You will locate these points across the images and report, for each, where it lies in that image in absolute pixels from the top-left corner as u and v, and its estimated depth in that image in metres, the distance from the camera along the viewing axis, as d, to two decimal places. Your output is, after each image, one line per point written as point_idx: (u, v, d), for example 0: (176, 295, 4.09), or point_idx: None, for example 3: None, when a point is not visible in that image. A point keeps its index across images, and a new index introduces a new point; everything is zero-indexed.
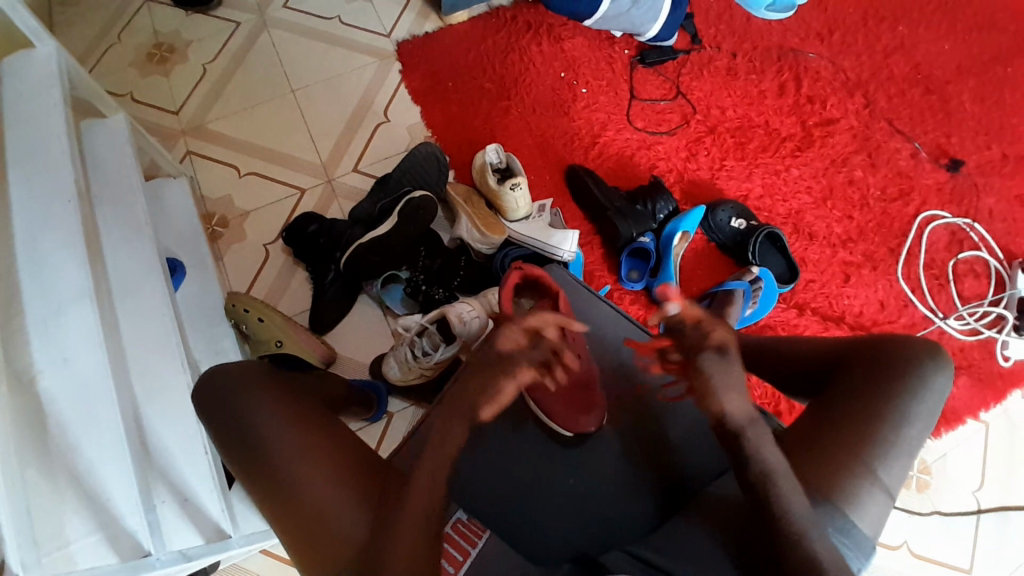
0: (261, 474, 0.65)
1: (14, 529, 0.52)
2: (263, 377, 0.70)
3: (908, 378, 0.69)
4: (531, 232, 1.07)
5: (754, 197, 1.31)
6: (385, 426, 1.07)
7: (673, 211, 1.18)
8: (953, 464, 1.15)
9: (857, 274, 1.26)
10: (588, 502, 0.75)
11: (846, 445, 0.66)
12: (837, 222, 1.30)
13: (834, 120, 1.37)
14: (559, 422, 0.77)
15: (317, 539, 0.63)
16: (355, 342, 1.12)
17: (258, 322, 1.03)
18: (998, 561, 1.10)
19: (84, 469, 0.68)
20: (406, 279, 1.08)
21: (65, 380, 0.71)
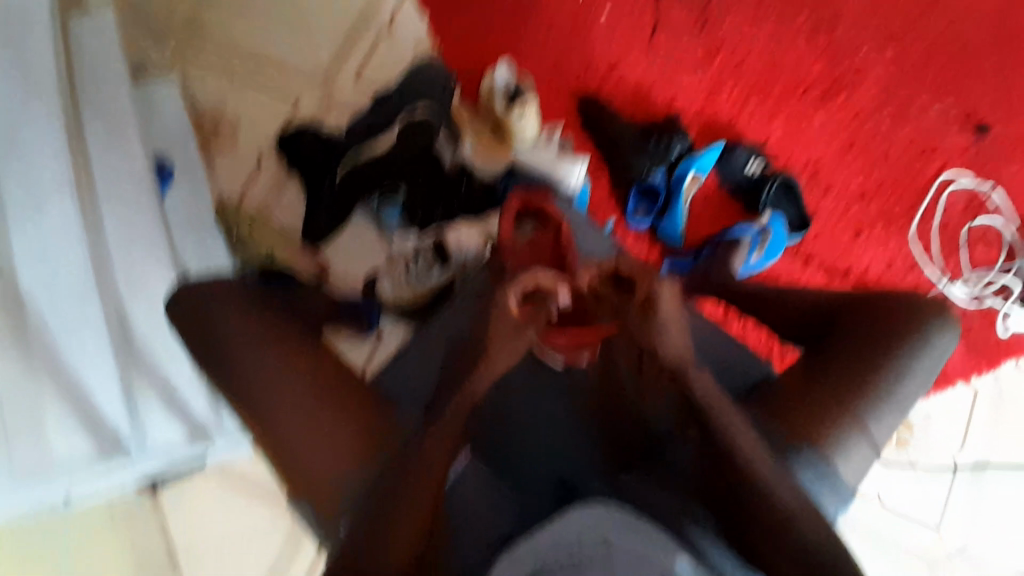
0: (245, 395, 0.68)
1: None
2: (249, 308, 0.73)
3: (909, 334, 0.68)
4: (536, 160, 1.02)
5: (774, 141, 1.25)
6: (373, 348, 1.07)
7: (689, 149, 1.12)
8: (936, 427, 1.16)
9: (868, 231, 1.22)
10: (573, 436, 0.75)
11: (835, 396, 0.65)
12: (855, 174, 1.24)
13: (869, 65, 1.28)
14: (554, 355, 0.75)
15: (296, 470, 0.65)
16: (349, 261, 1.10)
17: (249, 231, 1.06)
18: (966, 519, 1.13)
19: None
20: (403, 199, 1.03)
21: None
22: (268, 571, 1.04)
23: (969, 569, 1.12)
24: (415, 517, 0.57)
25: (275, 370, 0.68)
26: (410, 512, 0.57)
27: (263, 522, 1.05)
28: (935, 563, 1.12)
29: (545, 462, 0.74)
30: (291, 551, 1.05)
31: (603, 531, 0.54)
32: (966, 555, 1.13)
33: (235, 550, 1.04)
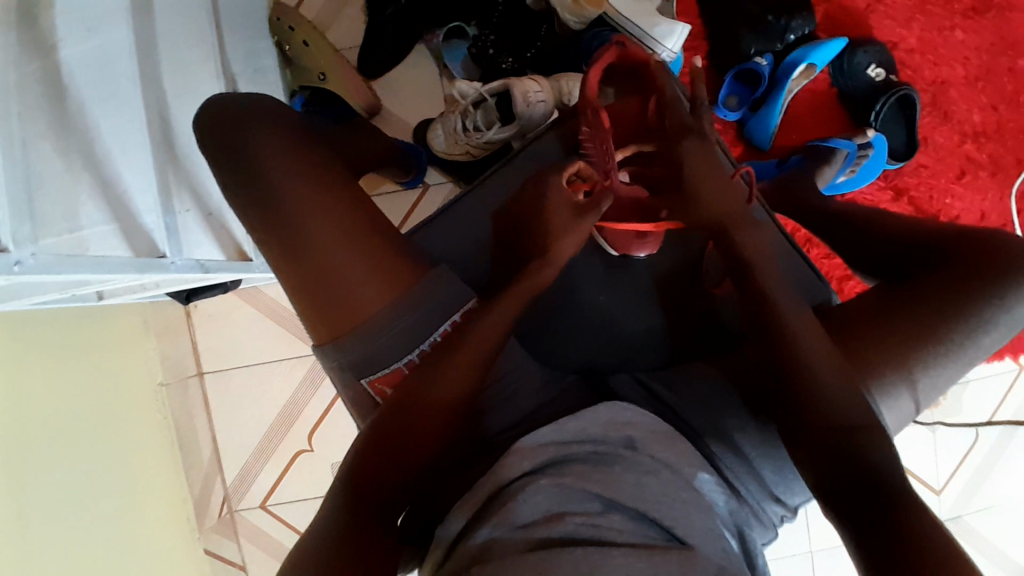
0: (263, 217, 0.62)
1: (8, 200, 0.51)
2: (272, 120, 0.64)
3: (1012, 281, 0.60)
4: (633, 15, 0.87)
5: (901, 49, 1.07)
6: (420, 195, 1.01)
7: (807, 36, 0.96)
8: (969, 394, 1.11)
9: (973, 175, 1.08)
10: (612, 326, 0.71)
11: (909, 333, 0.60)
12: (978, 108, 1.08)
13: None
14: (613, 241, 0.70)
15: (323, 303, 0.61)
16: (400, 99, 1.01)
17: (302, 46, 0.94)
18: (971, 492, 1.11)
19: (101, 152, 0.64)
20: (472, 37, 0.92)
21: (83, 47, 0.63)
22: (288, 395, 1.07)
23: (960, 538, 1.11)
24: (465, 366, 0.58)
25: (298, 198, 0.61)
26: (462, 359, 0.57)
27: (287, 349, 1.07)
28: None
29: (578, 344, 0.71)
30: (310, 382, 1.07)
31: (629, 434, 0.55)
32: (962, 523, 1.11)
33: (259, 369, 1.08)
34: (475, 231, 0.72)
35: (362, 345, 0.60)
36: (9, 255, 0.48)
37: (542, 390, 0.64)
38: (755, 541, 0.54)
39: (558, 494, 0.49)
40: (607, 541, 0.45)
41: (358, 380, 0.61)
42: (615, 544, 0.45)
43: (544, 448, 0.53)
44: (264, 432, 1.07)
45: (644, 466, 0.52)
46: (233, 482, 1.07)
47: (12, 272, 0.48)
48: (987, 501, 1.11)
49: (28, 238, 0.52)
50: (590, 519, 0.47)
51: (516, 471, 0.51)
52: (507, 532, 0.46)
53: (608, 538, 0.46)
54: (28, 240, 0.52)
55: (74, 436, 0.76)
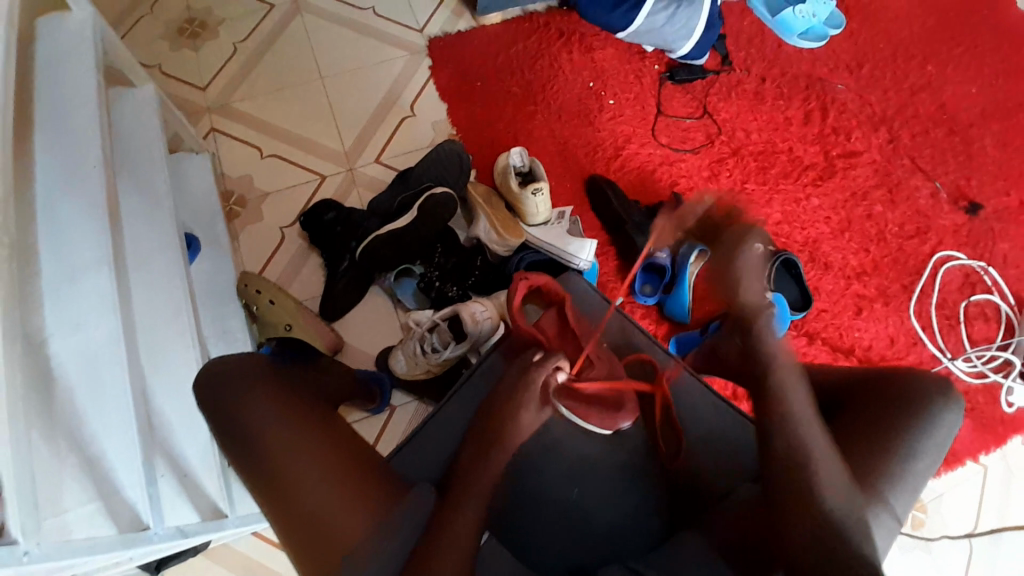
0: (255, 466, 0.66)
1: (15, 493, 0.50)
2: (257, 375, 0.73)
3: (918, 409, 0.69)
4: (548, 238, 1.07)
5: (772, 222, 1.30)
6: (387, 418, 1.07)
7: (691, 229, 1.18)
8: (949, 506, 1.14)
9: (869, 308, 1.25)
10: (591, 517, 0.73)
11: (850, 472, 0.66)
12: (853, 253, 1.29)
13: (858, 153, 1.36)
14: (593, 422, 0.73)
15: (311, 537, 0.62)
16: (363, 334, 1.12)
17: (268, 305, 1.04)
18: None
19: (86, 436, 0.69)
20: (419, 274, 1.08)
21: (76, 345, 0.71)
22: None
23: None
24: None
25: (289, 441, 0.67)
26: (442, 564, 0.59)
27: None
28: None
29: (559, 540, 0.73)
30: None
31: None
32: None
33: None
34: (444, 448, 0.76)
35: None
36: (19, 545, 0.48)
37: None
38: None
39: None
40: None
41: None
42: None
43: None
44: None
45: None
46: None
47: (21, 564, 0.48)
48: None
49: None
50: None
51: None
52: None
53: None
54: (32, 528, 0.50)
55: None
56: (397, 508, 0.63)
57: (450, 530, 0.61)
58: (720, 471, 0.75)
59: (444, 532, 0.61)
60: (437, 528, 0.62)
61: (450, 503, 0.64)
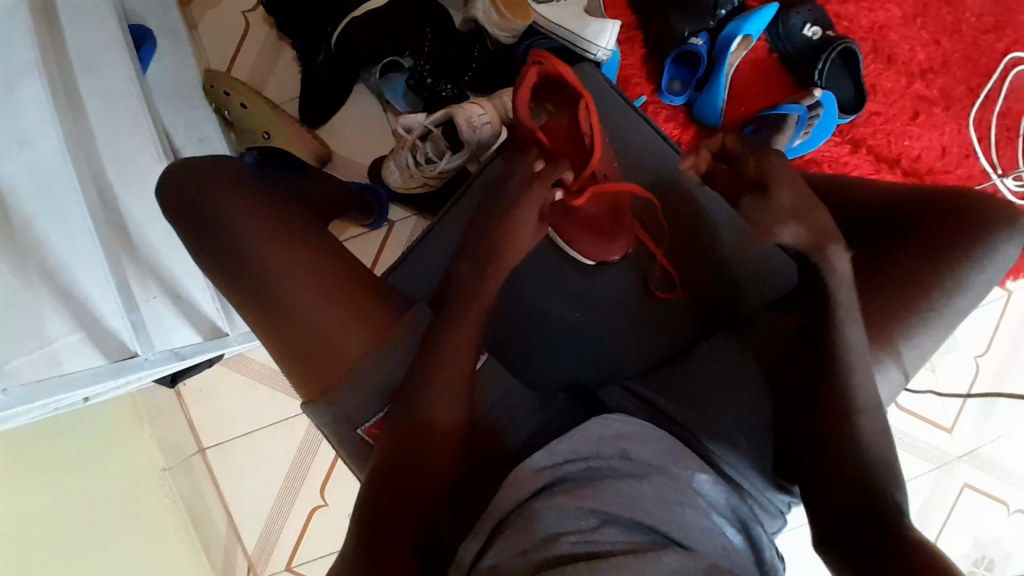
0: (235, 277, 0.60)
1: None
2: (230, 181, 0.63)
3: (975, 243, 0.60)
4: (560, 19, 0.87)
5: (834, 1, 1.08)
6: (387, 233, 1.01)
7: (737, 8, 0.96)
8: (963, 329, 1.11)
9: (926, 113, 1.08)
10: (593, 337, 0.70)
11: (878, 308, 0.60)
12: (922, 45, 1.08)
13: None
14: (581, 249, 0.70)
15: (309, 354, 0.59)
16: (352, 142, 1.00)
17: (240, 109, 0.92)
18: (984, 429, 1.11)
19: (56, 264, 0.63)
20: (409, 68, 0.91)
21: (24, 165, 0.64)
22: (298, 444, 1.06)
23: (980, 470, 1.10)
24: (447, 406, 0.56)
25: (271, 251, 0.60)
26: (448, 379, 0.56)
27: (286, 408, 1.06)
28: (947, 463, 1.10)
29: (562, 356, 0.70)
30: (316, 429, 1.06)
31: (624, 445, 0.53)
32: (979, 456, 1.10)
33: (260, 434, 1.06)
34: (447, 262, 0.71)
35: (350, 389, 0.58)
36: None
37: (540, 408, 0.63)
38: (763, 534, 0.52)
39: (556, 511, 0.47)
40: (603, 553, 0.44)
41: (353, 429, 0.59)
42: (614, 555, 0.44)
43: (541, 472, 0.50)
44: (277, 494, 1.05)
45: (639, 475, 0.50)
46: (255, 548, 1.05)
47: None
48: (1001, 435, 1.11)
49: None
50: (585, 533, 0.45)
51: (522, 496, 0.49)
52: (512, 561, 0.44)
53: (604, 548, 0.44)
54: None
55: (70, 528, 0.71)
56: (391, 323, 0.60)
57: (451, 348, 0.58)
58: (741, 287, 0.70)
59: (443, 347, 0.57)
60: (434, 339, 0.58)
61: (448, 322, 0.59)
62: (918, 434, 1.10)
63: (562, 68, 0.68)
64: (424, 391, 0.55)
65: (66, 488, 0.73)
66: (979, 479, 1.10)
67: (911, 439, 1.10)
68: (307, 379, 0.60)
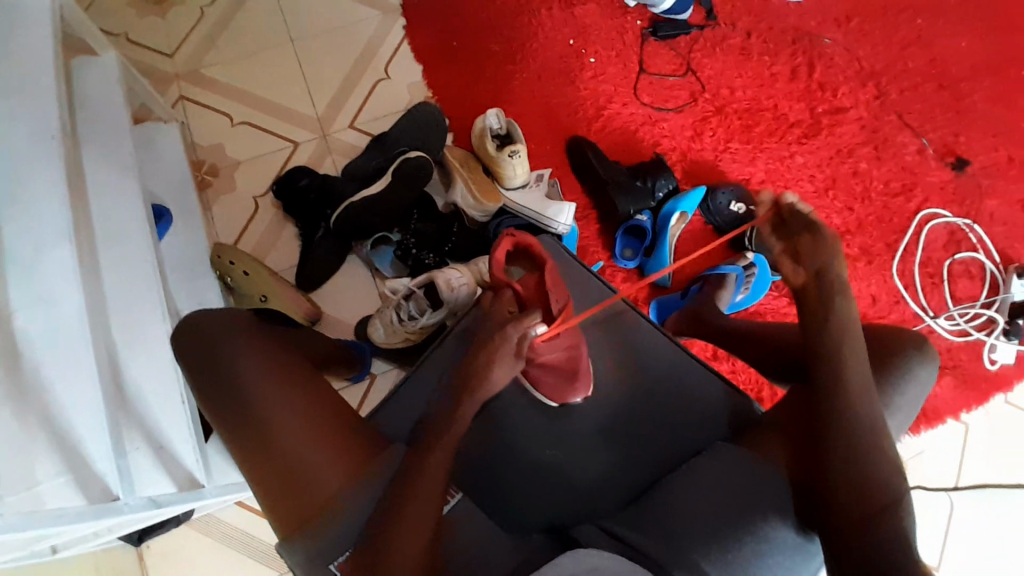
0: (234, 415, 0.66)
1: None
2: (242, 330, 0.71)
3: (891, 371, 0.69)
4: (526, 202, 1.05)
5: (756, 182, 1.28)
6: (367, 388, 1.07)
7: (673, 190, 1.15)
8: (929, 462, 1.17)
9: (852, 267, 1.25)
10: (565, 475, 0.74)
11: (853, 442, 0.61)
12: (837, 212, 1.28)
13: (844, 110, 1.34)
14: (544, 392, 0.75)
15: (291, 492, 0.62)
16: (340, 303, 1.10)
17: (242, 275, 1.02)
18: (966, 562, 1.13)
19: (55, 409, 0.65)
20: (396, 241, 1.05)
21: (42, 318, 0.68)
22: None
23: None
24: (413, 552, 0.57)
25: (270, 397, 0.66)
26: (411, 524, 0.57)
27: (257, 570, 1.02)
28: None
29: (540, 498, 0.73)
30: None
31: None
32: None
33: None
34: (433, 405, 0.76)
35: (329, 525, 0.61)
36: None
37: (520, 550, 0.64)
38: None
39: None
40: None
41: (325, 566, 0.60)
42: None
43: None
44: None
45: None
46: None
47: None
48: (983, 566, 1.14)
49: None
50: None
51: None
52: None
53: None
54: None
55: None
56: (372, 463, 0.64)
57: (420, 483, 0.60)
58: (697, 430, 0.76)
59: (410, 492, 0.59)
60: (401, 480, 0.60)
61: (415, 459, 0.61)
62: None
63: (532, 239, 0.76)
64: (389, 527, 0.58)
65: None
66: None
67: None
68: (287, 519, 0.62)
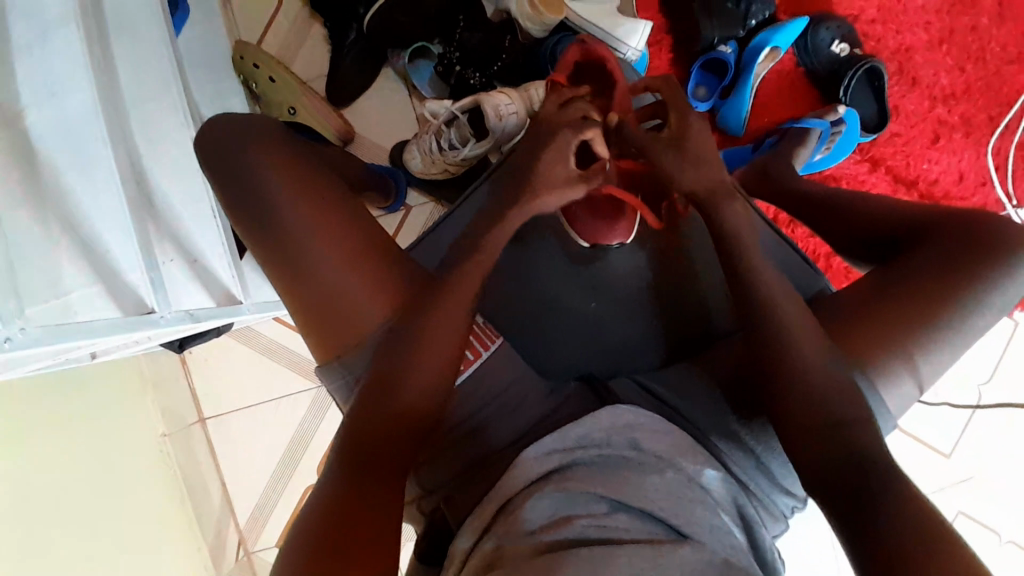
0: (259, 228, 0.61)
1: None
2: (258, 136, 0.63)
3: (992, 265, 0.60)
4: (592, 15, 0.89)
5: (864, 20, 1.08)
6: (403, 218, 1.02)
7: (768, 19, 0.97)
8: (969, 357, 1.10)
9: (946, 138, 1.07)
10: (605, 329, 0.70)
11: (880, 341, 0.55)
12: (946, 71, 1.08)
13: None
14: (579, 231, 0.71)
15: (326, 316, 0.60)
16: (375, 124, 1.01)
17: (268, 82, 0.92)
18: (980, 457, 1.10)
19: (79, 215, 0.61)
20: (437, 55, 0.93)
21: (53, 115, 0.62)
22: (297, 423, 1.06)
23: (976, 498, 1.10)
24: (427, 385, 0.56)
25: (301, 216, 0.60)
26: (430, 359, 0.56)
27: (288, 385, 1.06)
28: (943, 490, 1.10)
29: (574, 348, 0.70)
30: (317, 407, 1.06)
31: (634, 435, 0.50)
32: (975, 485, 1.10)
33: (261, 409, 1.06)
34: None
35: (365, 354, 0.59)
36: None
37: (550, 395, 0.62)
38: (765, 535, 0.49)
39: (565, 499, 0.44)
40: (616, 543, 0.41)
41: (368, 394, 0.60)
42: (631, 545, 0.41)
43: (551, 456, 0.49)
44: (271, 472, 1.05)
45: (654, 468, 0.47)
46: (246, 523, 1.03)
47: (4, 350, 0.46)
48: (997, 463, 1.10)
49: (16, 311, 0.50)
50: (597, 518, 0.43)
51: (530, 474, 0.47)
52: (516, 540, 0.42)
53: (619, 538, 0.41)
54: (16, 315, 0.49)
55: (70, 487, 0.71)
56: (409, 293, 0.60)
57: (438, 327, 0.57)
58: None
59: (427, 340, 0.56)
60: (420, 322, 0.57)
61: (433, 309, 0.57)
62: (914, 453, 1.10)
63: (604, 53, 0.72)
64: (406, 360, 0.55)
65: (59, 449, 0.71)
66: (974, 508, 1.10)
67: (908, 460, 1.09)
68: (326, 342, 0.60)
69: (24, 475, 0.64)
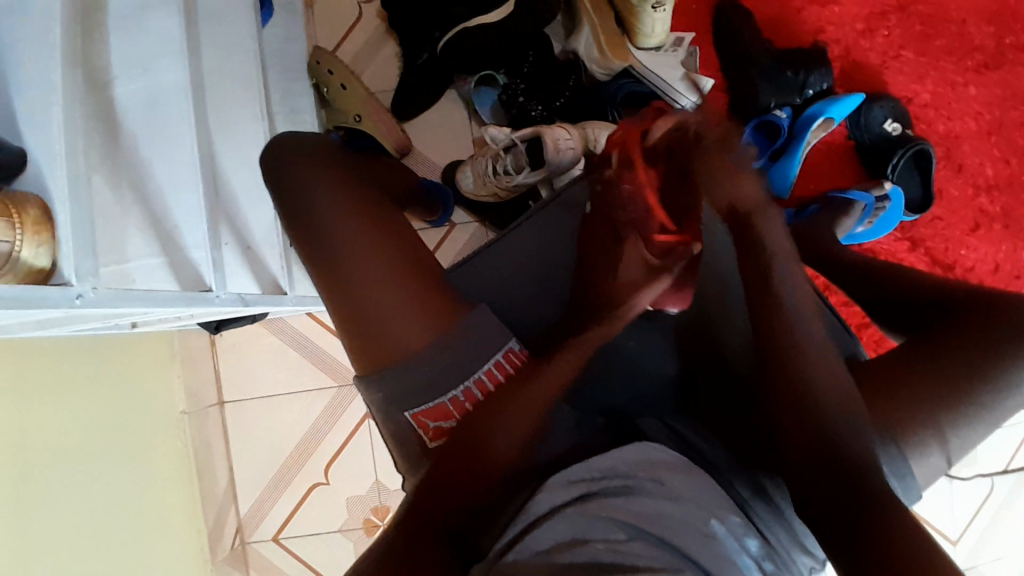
0: (305, 235, 0.65)
1: (72, 234, 0.49)
2: (315, 154, 0.69)
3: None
4: (656, 67, 0.94)
5: (916, 104, 1.10)
6: (444, 235, 1.04)
7: (824, 91, 1.00)
8: (987, 446, 1.08)
9: (986, 227, 1.08)
10: (632, 368, 0.71)
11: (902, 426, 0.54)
12: (992, 162, 1.09)
13: None
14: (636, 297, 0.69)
15: (365, 333, 0.62)
16: (431, 141, 1.05)
17: (339, 89, 0.97)
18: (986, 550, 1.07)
19: (153, 190, 0.64)
20: (502, 85, 0.97)
21: (137, 88, 0.64)
22: (311, 419, 1.07)
23: None
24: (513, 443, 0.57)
25: (351, 237, 0.64)
26: (523, 404, 0.59)
27: (310, 381, 1.08)
28: None
29: (599, 382, 0.71)
30: (331, 410, 1.07)
31: (658, 473, 0.51)
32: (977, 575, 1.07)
33: (278, 401, 1.08)
34: (539, 265, 0.75)
35: (402, 373, 0.60)
36: (72, 288, 0.46)
37: (574, 424, 0.63)
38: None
39: (581, 521, 0.46)
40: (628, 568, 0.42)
41: (399, 411, 0.60)
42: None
43: (576, 483, 0.50)
44: (281, 462, 1.07)
45: (670, 503, 0.49)
46: (248, 510, 1.06)
47: (75, 306, 0.46)
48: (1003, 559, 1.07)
49: (91, 271, 0.50)
50: (613, 544, 0.44)
51: (557, 499, 0.48)
52: (532, 557, 0.44)
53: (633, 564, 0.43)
54: (89, 273, 0.50)
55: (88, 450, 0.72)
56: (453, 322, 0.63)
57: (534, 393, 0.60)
58: None
59: (511, 405, 0.58)
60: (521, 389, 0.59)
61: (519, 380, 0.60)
62: None
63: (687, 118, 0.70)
64: (490, 419, 0.57)
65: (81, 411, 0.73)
66: None
67: None
68: (364, 357, 0.63)
69: (53, 429, 0.66)
